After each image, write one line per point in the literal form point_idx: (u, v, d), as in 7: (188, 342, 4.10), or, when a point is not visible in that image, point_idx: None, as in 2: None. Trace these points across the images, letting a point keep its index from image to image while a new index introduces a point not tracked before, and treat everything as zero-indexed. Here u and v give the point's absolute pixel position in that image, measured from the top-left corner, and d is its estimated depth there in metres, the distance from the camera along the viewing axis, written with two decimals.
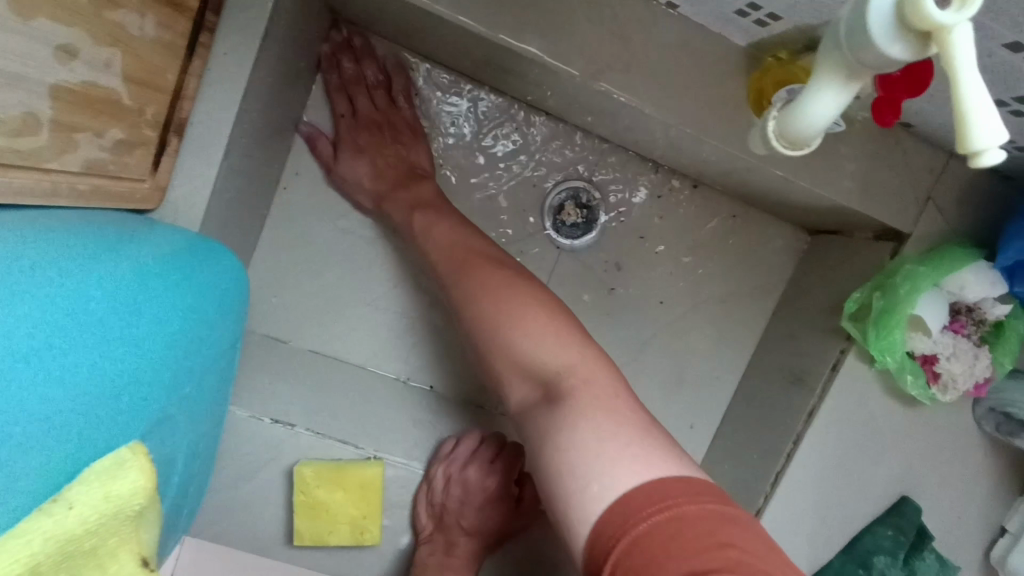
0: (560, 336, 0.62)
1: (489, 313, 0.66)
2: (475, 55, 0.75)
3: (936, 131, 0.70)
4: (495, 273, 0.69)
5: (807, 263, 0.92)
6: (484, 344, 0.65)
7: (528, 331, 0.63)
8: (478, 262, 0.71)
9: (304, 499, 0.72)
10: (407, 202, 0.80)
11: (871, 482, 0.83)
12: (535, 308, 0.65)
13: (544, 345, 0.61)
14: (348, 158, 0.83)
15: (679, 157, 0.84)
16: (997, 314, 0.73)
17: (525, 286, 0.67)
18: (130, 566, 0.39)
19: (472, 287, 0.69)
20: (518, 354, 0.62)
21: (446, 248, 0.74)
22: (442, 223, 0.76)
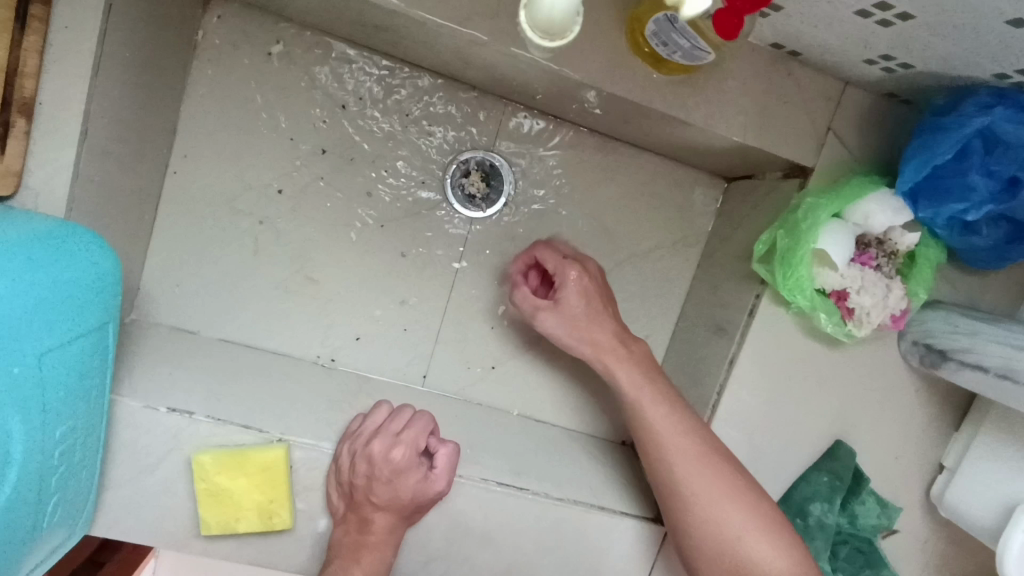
0: (762, 527, 0.69)
1: (679, 485, 0.72)
2: (350, 16, 0.72)
3: (823, 56, 0.67)
4: (710, 442, 0.74)
5: (725, 211, 0.90)
6: (703, 512, 0.70)
7: (724, 494, 0.70)
8: (699, 433, 0.74)
9: (206, 486, 0.69)
10: (635, 363, 0.80)
11: (802, 427, 0.81)
12: (721, 483, 0.71)
13: (732, 501, 0.70)
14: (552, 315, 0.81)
15: (580, 110, 0.81)
16: (908, 242, 0.71)
17: (706, 448, 0.73)
18: None
19: (670, 447, 0.73)
20: (732, 547, 0.69)
21: (666, 437, 0.74)
22: (661, 406, 0.76)
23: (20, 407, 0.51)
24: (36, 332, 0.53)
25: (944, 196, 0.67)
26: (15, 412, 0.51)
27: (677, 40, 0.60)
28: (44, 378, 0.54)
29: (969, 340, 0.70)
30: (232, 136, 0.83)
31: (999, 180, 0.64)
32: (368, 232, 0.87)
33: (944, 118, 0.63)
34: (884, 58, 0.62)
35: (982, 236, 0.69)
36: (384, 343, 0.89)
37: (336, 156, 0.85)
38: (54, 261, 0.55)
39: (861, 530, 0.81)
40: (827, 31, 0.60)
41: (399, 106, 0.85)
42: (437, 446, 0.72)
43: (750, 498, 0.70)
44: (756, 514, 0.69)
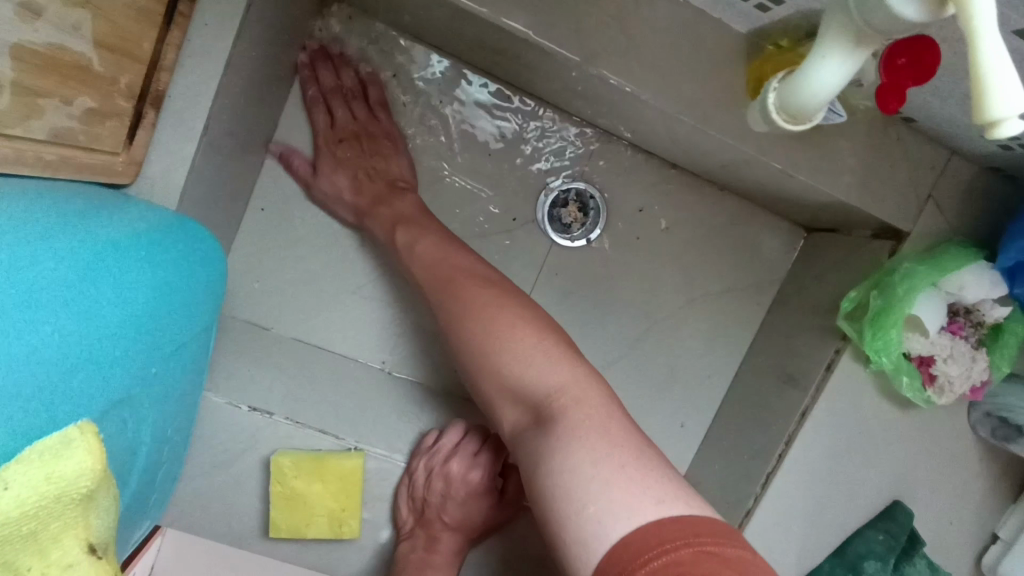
0: (549, 352, 0.60)
1: (445, 306, 0.68)
2: (467, 34, 0.72)
3: (939, 127, 0.68)
4: (484, 292, 0.67)
5: (803, 261, 0.90)
6: (472, 346, 0.64)
7: (506, 320, 0.63)
8: (475, 277, 0.69)
9: (280, 490, 0.69)
10: (389, 218, 0.78)
11: (864, 486, 0.81)
12: (499, 300, 0.66)
13: (504, 323, 0.63)
14: (326, 172, 0.82)
15: (675, 148, 0.82)
16: (997, 316, 0.71)
17: (500, 291, 0.67)
18: (76, 552, 0.38)
19: (426, 275, 0.72)
20: (503, 376, 0.60)
21: (433, 268, 0.72)
22: (430, 234, 0.76)
23: (153, 405, 0.56)
24: (176, 333, 0.57)
25: None
26: (150, 409, 0.55)
27: None
28: (170, 374, 0.58)
29: None
30: (328, 137, 0.83)
31: None
32: None
33: None
34: (1006, 136, 0.63)
35: None
36: None
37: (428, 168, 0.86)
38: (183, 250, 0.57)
39: None
40: (956, 105, 0.61)
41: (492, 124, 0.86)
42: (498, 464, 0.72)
43: (505, 298, 0.66)
44: (539, 338, 0.61)
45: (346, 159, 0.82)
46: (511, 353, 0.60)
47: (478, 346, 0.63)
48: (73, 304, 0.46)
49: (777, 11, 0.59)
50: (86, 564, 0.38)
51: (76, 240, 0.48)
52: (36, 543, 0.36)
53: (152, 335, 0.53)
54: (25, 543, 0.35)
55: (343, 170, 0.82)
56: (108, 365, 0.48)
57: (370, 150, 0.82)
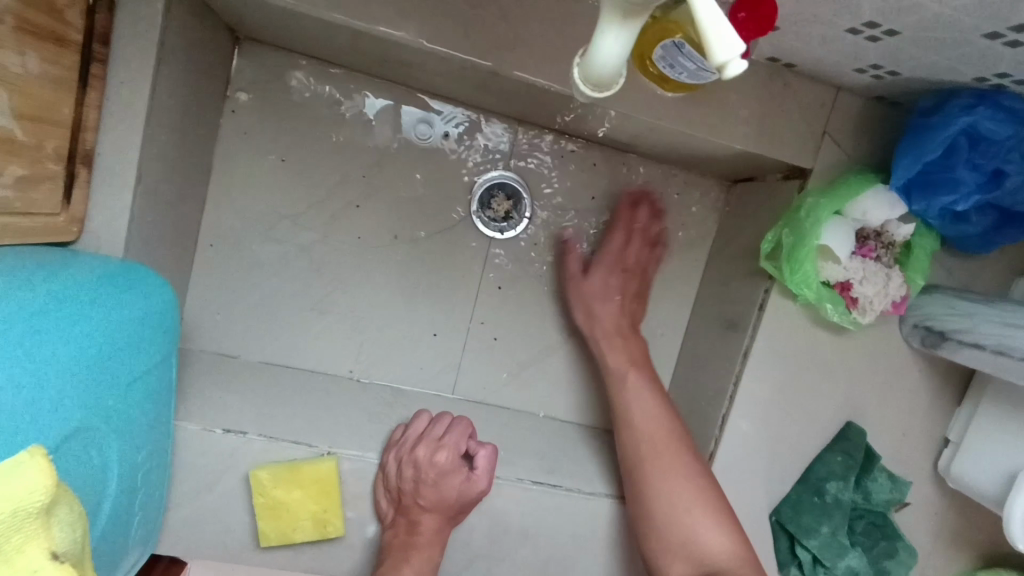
0: (713, 514, 0.76)
1: (656, 462, 0.80)
2: (372, 52, 0.77)
3: (817, 68, 0.73)
4: (685, 439, 0.82)
5: (731, 212, 0.95)
6: (670, 504, 0.77)
7: (691, 481, 0.78)
8: (667, 418, 0.84)
9: (264, 500, 0.74)
10: (625, 356, 0.89)
11: (815, 412, 0.87)
12: (683, 471, 0.78)
13: (697, 496, 0.77)
14: (597, 275, 0.91)
15: (590, 127, 0.87)
16: (904, 234, 0.76)
17: (678, 429, 0.83)
18: (39, 560, 0.38)
19: (642, 424, 0.84)
20: (688, 530, 0.76)
21: (646, 421, 0.84)
22: (650, 388, 0.87)
23: (117, 438, 0.58)
24: (122, 366, 0.58)
25: (935, 189, 0.71)
26: (114, 442, 0.57)
27: (683, 63, 0.65)
28: (126, 408, 0.59)
29: (968, 321, 0.75)
30: (263, 168, 0.88)
31: (984, 174, 0.69)
32: (395, 252, 0.92)
33: (931, 119, 0.68)
34: (873, 67, 0.68)
35: (971, 223, 0.75)
36: (414, 356, 0.94)
37: (362, 182, 0.90)
38: (131, 295, 0.61)
39: (876, 505, 0.87)
40: (820, 47, 0.66)
41: (418, 131, 0.90)
42: (474, 450, 0.77)
43: (687, 466, 0.78)
44: (724, 524, 0.76)
45: (629, 280, 0.92)
46: (696, 538, 0.75)
47: (670, 513, 0.78)
48: (28, 337, 0.48)
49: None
50: (52, 569, 0.38)
51: (32, 291, 0.51)
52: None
53: (95, 367, 0.54)
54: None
55: (603, 296, 0.90)
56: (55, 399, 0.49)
57: (641, 281, 0.94)
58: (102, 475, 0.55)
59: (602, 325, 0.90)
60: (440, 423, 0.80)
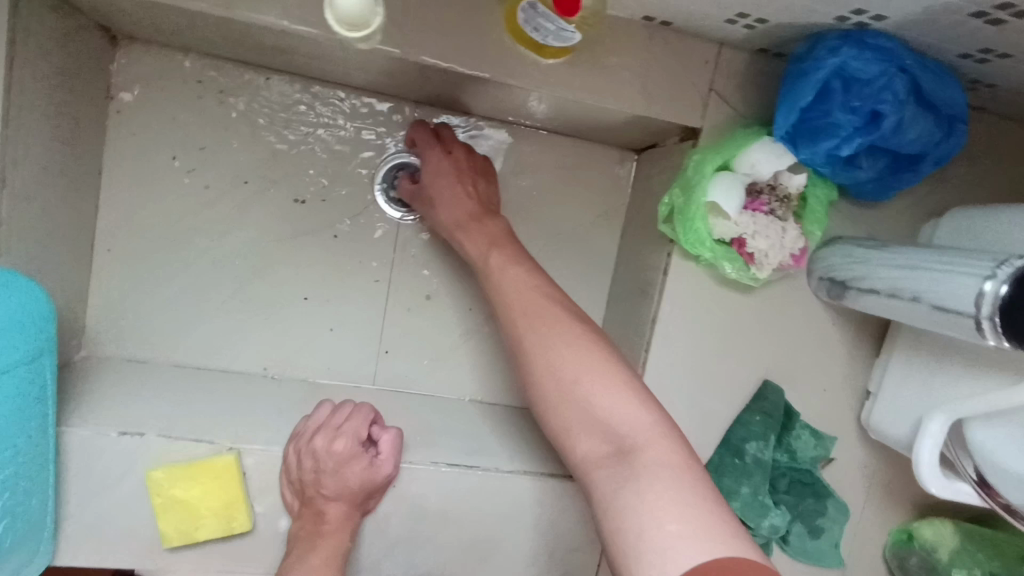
0: (610, 378, 0.63)
1: (528, 338, 0.69)
2: (243, 37, 0.75)
3: (691, 23, 0.71)
4: (561, 305, 0.71)
5: (640, 181, 0.94)
6: (557, 375, 0.65)
7: (579, 358, 0.65)
8: (539, 287, 0.72)
9: (162, 500, 0.72)
10: (484, 238, 0.79)
11: (732, 374, 0.85)
12: (572, 338, 0.67)
13: (581, 362, 0.65)
14: (433, 181, 0.83)
15: (483, 102, 0.85)
16: (797, 184, 0.75)
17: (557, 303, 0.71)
18: None
19: (517, 297, 0.72)
20: (582, 402, 0.63)
21: (523, 291, 0.72)
22: (515, 255, 0.77)
23: None
24: None
25: (818, 136, 0.70)
26: None
27: (545, 24, 0.65)
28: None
29: (864, 268, 0.74)
30: (153, 168, 0.86)
31: (862, 116, 0.67)
32: (301, 245, 0.90)
33: (802, 65, 0.67)
34: (741, 16, 0.67)
35: (863, 168, 0.74)
36: (328, 349, 0.92)
37: (260, 175, 0.88)
38: None
39: (802, 463, 0.87)
40: None
41: (313, 119, 0.88)
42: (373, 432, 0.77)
43: (575, 331, 0.67)
44: (625, 387, 0.62)
45: (463, 169, 0.83)
46: (592, 405, 0.62)
47: (559, 390, 0.65)
48: None
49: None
50: None
51: None
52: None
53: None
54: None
55: (444, 176, 0.83)
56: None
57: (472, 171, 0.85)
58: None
59: (465, 210, 0.81)
60: (343, 410, 0.78)
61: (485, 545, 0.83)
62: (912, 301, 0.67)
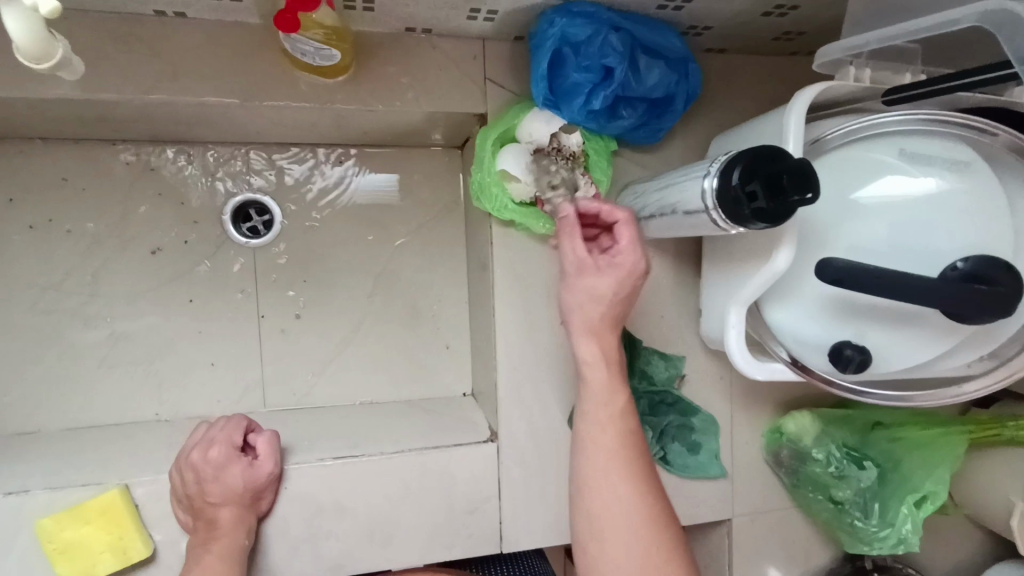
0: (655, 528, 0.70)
1: (599, 443, 0.72)
2: (65, 115, 0.84)
3: (444, 25, 0.83)
4: (638, 450, 0.73)
5: (467, 172, 1.05)
6: (615, 516, 0.70)
7: (654, 537, 0.70)
8: (623, 434, 0.73)
9: (55, 545, 0.76)
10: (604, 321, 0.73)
11: (575, 320, 0.95)
12: (639, 496, 0.71)
13: (641, 499, 0.71)
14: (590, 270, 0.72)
15: (303, 130, 0.95)
16: (575, 142, 0.86)
17: (631, 432, 0.74)
18: None
19: (608, 419, 0.73)
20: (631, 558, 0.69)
21: (624, 428, 0.73)
22: (622, 399, 0.74)
23: None
24: None
25: (570, 96, 0.82)
26: None
27: (304, 47, 0.75)
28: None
29: (644, 198, 0.85)
30: (8, 250, 0.91)
31: (596, 71, 0.79)
32: (167, 294, 0.97)
33: (536, 39, 0.79)
34: (474, 11, 0.79)
35: (624, 117, 0.85)
36: (213, 383, 0.98)
37: (115, 236, 0.95)
38: None
39: (660, 384, 0.96)
40: (418, 4, 0.76)
41: (153, 178, 0.96)
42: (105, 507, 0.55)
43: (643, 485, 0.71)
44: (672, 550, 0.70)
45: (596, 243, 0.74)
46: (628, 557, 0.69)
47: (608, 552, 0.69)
48: None
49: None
50: None
51: None
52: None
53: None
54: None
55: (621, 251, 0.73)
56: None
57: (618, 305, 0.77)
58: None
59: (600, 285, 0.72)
60: (218, 423, 0.86)
61: (384, 526, 0.89)
62: (674, 214, 0.77)
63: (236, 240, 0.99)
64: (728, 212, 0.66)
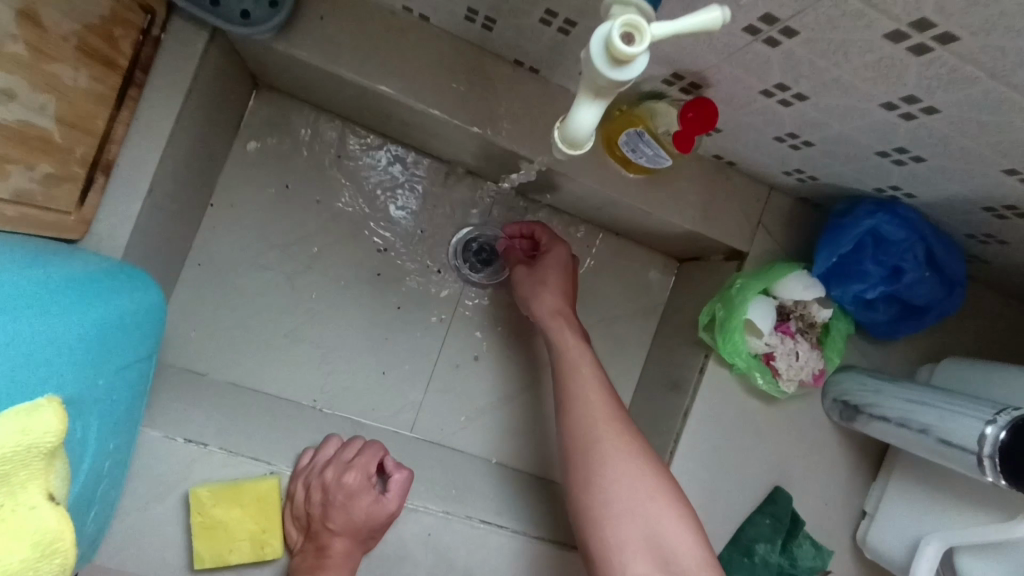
0: (678, 518, 0.73)
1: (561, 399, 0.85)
2: (376, 109, 0.86)
3: (752, 168, 0.86)
4: (650, 460, 0.77)
5: (680, 287, 1.06)
6: (597, 515, 0.75)
7: (676, 532, 0.72)
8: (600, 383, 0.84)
9: (201, 519, 0.74)
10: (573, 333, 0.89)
11: (745, 473, 0.94)
12: (628, 459, 0.77)
13: (637, 498, 0.74)
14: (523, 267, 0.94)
15: (562, 197, 0.97)
16: (823, 316, 0.87)
17: (623, 429, 0.80)
18: (36, 498, 0.40)
19: (575, 375, 0.85)
20: (628, 554, 0.72)
21: (587, 400, 0.82)
22: (594, 370, 0.85)
23: (98, 421, 0.63)
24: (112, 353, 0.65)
25: (849, 279, 0.84)
26: (96, 423, 0.63)
27: (644, 149, 0.75)
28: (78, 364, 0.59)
29: (877, 396, 0.85)
30: (260, 200, 0.94)
31: (887, 269, 0.82)
32: (370, 292, 0.98)
33: (844, 219, 0.82)
34: (797, 171, 0.81)
35: (879, 310, 0.88)
36: (377, 390, 0.98)
37: (351, 223, 0.97)
38: (120, 283, 0.69)
39: (801, 570, 0.92)
40: (754, 150, 0.78)
41: (405, 183, 0.99)
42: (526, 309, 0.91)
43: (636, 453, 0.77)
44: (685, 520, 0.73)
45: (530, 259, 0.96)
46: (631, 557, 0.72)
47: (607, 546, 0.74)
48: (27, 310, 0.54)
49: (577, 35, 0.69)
50: (48, 507, 0.40)
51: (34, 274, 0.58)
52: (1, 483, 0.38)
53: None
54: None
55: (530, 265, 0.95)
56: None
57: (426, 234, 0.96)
58: (79, 448, 0.59)
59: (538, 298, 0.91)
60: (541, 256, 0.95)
61: None
62: (921, 433, 0.78)
63: (451, 266, 1.00)
64: (1012, 469, 0.67)
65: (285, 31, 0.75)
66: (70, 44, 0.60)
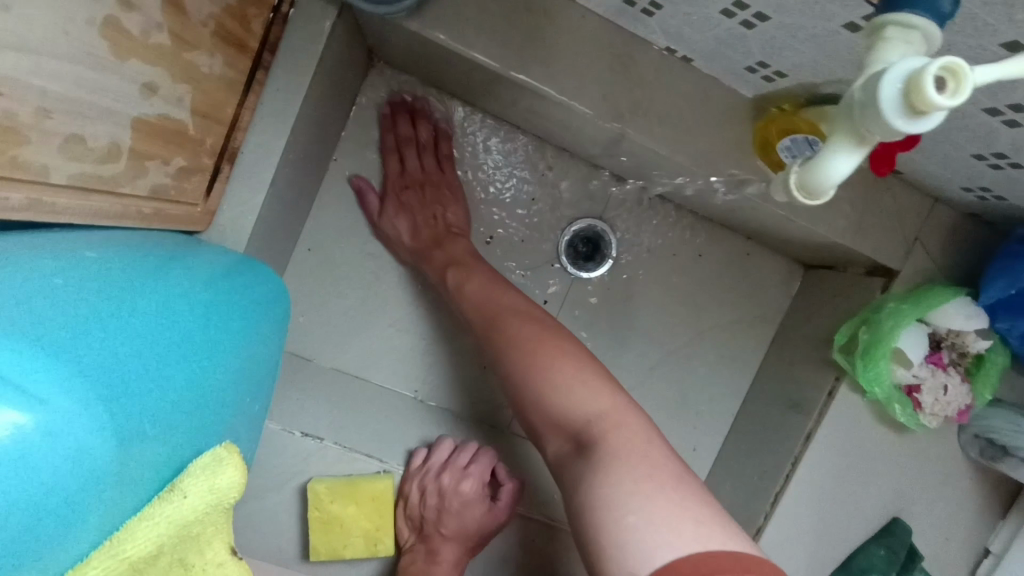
0: (620, 433, 0.61)
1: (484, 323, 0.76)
2: (502, 94, 0.79)
3: (922, 179, 0.76)
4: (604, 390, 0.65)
5: (804, 296, 0.98)
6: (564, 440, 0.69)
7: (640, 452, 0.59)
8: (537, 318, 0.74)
9: (318, 514, 0.74)
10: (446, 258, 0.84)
11: (866, 505, 0.87)
12: (576, 383, 0.65)
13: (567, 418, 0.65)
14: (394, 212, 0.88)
15: (689, 194, 0.89)
16: (979, 347, 0.78)
17: (585, 366, 0.67)
18: (223, 553, 0.46)
19: (495, 306, 0.76)
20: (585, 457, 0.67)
21: (490, 303, 0.77)
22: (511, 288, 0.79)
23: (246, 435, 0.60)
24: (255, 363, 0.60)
25: (1023, 313, 0.75)
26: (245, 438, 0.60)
27: None
28: (240, 380, 0.57)
29: None
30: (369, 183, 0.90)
31: None
32: None
33: None
34: (981, 189, 0.71)
35: None
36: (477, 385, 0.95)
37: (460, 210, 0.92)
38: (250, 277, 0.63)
39: None
40: (939, 163, 0.68)
41: (518, 170, 0.93)
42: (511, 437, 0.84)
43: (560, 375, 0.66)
44: (648, 442, 0.60)
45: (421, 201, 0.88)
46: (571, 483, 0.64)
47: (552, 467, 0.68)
48: (165, 335, 0.50)
49: (761, 29, 0.60)
50: (233, 562, 0.47)
51: (174, 283, 0.54)
52: (195, 540, 0.45)
53: (119, 361, 0.45)
54: (186, 545, 0.44)
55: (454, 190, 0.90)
56: (139, 434, 0.44)
57: (433, 200, 0.88)
58: None
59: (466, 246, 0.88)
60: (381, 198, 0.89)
61: None
62: None
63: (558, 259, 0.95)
64: None
65: (420, 10, 0.68)
66: (209, 28, 0.55)
